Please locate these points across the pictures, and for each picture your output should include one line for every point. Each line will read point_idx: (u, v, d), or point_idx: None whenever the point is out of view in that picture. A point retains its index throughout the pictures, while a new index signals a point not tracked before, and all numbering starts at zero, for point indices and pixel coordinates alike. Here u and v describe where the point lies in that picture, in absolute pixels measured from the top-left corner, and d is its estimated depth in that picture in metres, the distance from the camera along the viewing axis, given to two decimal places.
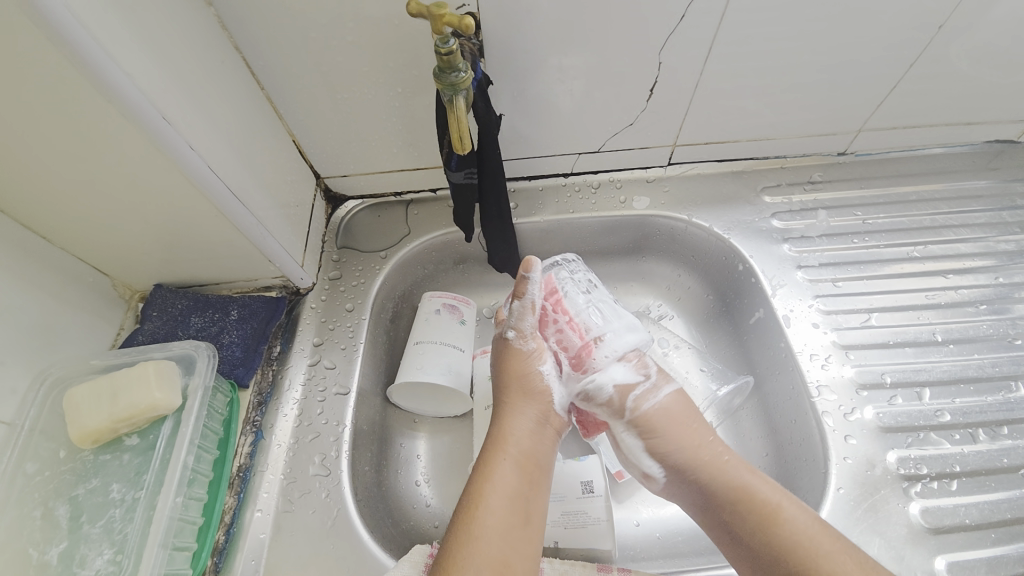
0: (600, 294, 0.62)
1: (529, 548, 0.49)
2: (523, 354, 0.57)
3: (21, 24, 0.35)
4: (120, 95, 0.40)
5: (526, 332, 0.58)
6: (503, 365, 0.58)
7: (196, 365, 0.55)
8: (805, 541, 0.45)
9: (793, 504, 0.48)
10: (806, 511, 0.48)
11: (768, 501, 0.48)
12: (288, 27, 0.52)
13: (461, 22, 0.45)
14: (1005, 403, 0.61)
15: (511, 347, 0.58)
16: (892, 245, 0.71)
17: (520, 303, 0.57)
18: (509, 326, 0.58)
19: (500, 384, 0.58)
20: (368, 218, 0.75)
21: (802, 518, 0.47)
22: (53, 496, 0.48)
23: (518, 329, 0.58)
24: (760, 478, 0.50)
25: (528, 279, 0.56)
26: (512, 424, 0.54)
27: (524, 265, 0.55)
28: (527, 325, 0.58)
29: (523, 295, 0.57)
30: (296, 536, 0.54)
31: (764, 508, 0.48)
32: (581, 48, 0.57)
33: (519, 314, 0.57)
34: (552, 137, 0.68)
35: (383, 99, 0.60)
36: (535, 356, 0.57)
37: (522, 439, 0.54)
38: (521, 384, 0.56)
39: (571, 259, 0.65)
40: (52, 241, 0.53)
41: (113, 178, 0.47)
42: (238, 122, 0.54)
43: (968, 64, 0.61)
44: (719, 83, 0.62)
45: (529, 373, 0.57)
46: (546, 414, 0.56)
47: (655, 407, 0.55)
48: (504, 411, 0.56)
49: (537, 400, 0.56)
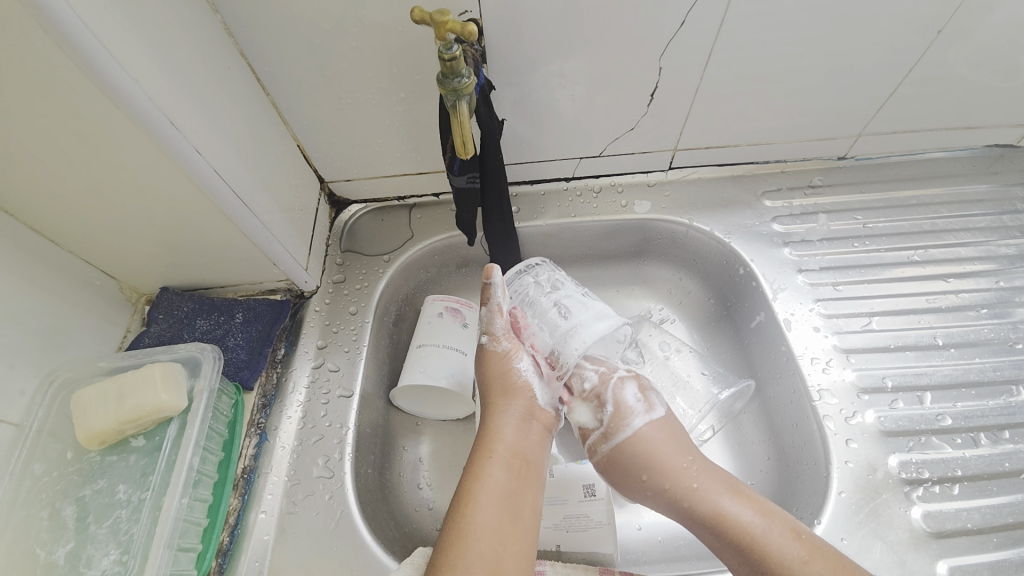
0: (568, 288, 0.60)
1: (522, 545, 0.49)
2: (499, 355, 0.57)
3: (34, 34, 0.36)
4: (129, 101, 0.41)
5: (498, 335, 0.57)
6: (482, 368, 0.59)
7: (202, 367, 0.56)
8: (784, 574, 0.47)
9: (771, 534, 0.49)
10: (789, 536, 0.48)
11: (746, 530, 0.49)
12: (293, 34, 0.53)
13: (464, 29, 0.46)
14: (1006, 407, 0.61)
15: (487, 350, 0.58)
16: (892, 250, 0.71)
17: (487, 308, 0.58)
18: (482, 331, 0.59)
19: (482, 386, 0.59)
20: (372, 221, 0.76)
21: (786, 547, 0.48)
22: (60, 497, 0.48)
23: (491, 333, 0.58)
24: (732, 516, 0.50)
25: (489, 285, 0.57)
26: (498, 423, 0.55)
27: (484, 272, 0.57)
28: (498, 327, 0.57)
29: (489, 300, 0.58)
30: (299, 538, 0.54)
31: (736, 544, 0.49)
32: (582, 54, 0.57)
33: (488, 319, 0.58)
34: (554, 142, 0.68)
35: (387, 104, 0.61)
36: (509, 356, 0.57)
37: (509, 438, 0.54)
38: (500, 385, 0.57)
39: (537, 263, 0.63)
40: (59, 245, 0.53)
41: (121, 182, 0.47)
42: (243, 127, 0.55)
43: (967, 68, 0.61)
44: (720, 88, 0.62)
45: (507, 373, 0.57)
46: (531, 410, 0.56)
47: (606, 455, 0.56)
48: (490, 411, 0.56)
49: (519, 398, 0.56)
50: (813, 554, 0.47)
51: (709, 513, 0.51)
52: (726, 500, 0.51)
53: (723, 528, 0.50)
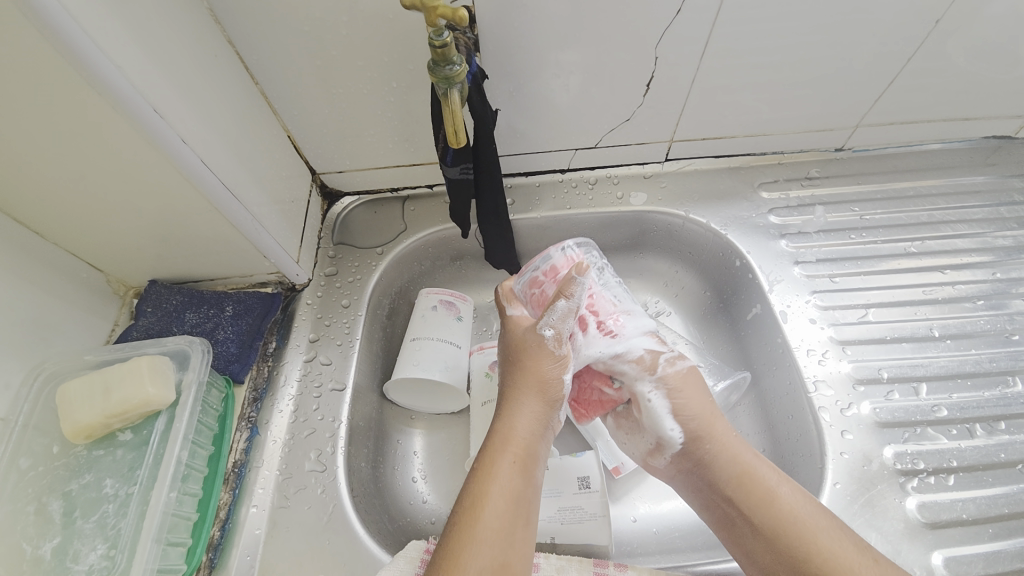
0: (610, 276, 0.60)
1: (528, 548, 0.48)
2: (551, 354, 0.54)
3: (21, 27, 0.35)
4: (111, 88, 0.40)
5: (563, 335, 0.53)
6: (524, 358, 0.54)
7: (191, 360, 0.55)
8: (804, 526, 0.47)
9: (789, 490, 0.49)
10: (799, 495, 0.49)
11: (769, 483, 0.49)
12: (283, 21, 0.52)
13: (455, 14, 0.45)
14: (1002, 398, 0.61)
15: (541, 346, 0.54)
16: (889, 241, 0.71)
17: (567, 303, 0.53)
18: (547, 325, 0.53)
19: (515, 379, 0.55)
20: (365, 214, 0.75)
21: (802, 504, 0.48)
22: (46, 491, 0.48)
23: (558, 330, 0.53)
24: (758, 469, 0.50)
25: (575, 278, 0.53)
26: (525, 427, 0.53)
27: (575, 265, 0.54)
28: (566, 326, 0.53)
29: (571, 295, 0.53)
30: (292, 531, 0.54)
31: (754, 494, 0.49)
32: (577, 44, 0.56)
33: (561, 315, 0.53)
34: (549, 132, 0.68)
35: (379, 94, 0.60)
36: (565, 361, 0.54)
37: (532, 441, 0.52)
38: (541, 382, 0.54)
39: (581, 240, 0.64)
40: (44, 236, 0.52)
41: (107, 172, 0.46)
42: (231, 117, 0.54)
43: (965, 59, 0.60)
44: (715, 78, 0.61)
45: (551, 380, 0.54)
46: (553, 421, 0.55)
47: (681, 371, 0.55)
48: (512, 410, 0.53)
49: (549, 407, 0.54)
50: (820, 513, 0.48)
51: (739, 462, 0.51)
52: (751, 455, 0.51)
53: (750, 478, 0.50)
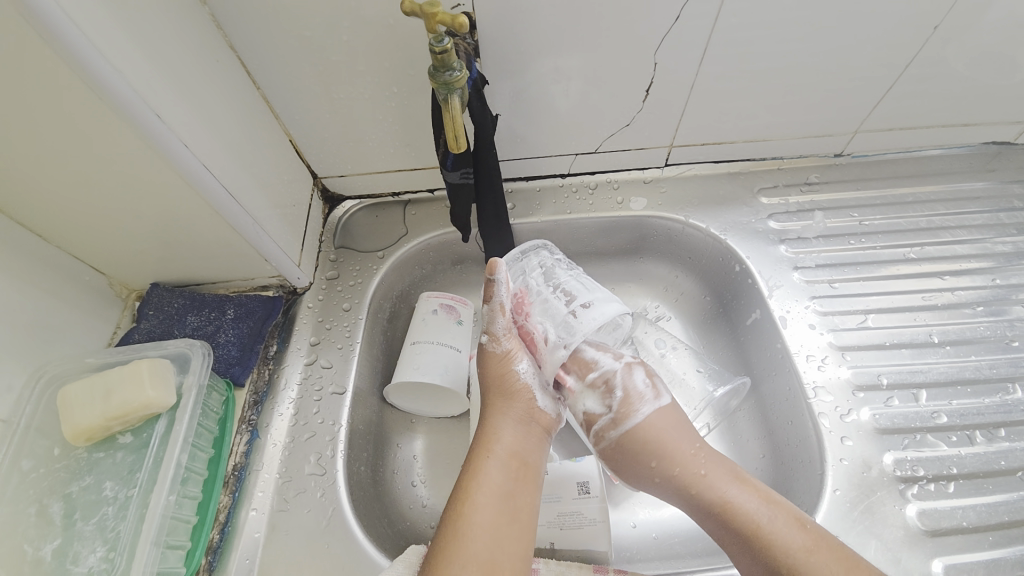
0: (563, 274, 0.61)
1: (519, 546, 0.48)
2: (499, 357, 0.57)
3: (32, 42, 0.36)
4: (112, 94, 0.40)
5: (499, 335, 0.57)
6: (483, 368, 0.58)
7: (191, 363, 0.55)
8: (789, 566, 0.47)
9: (776, 523, 0.48)
10: (794, 526, 0.48)
11: (748, 518, 0.49)
12: (283, 27, 0.52)
13: (454, 21, 0.45)
14: (1002, 405, 0.61)
15: (487, 351, 0.58)
16: (889, 247, 0.71)
17: (490, 307, 0.56)
18: (483, 331, 0.58)
19: (484, 386, 0.58)
20: (366, 218, 0.75)
21: (791, 538, 0.47)
22: (47, 493, 0.48)
23: (492, 332, 0.57)
24: (734, 505, 0.50)
25: (494, 281, 0.55)
26: (496, 425, 0.54)
27: (489, 267, 0.55)
28: (499, 327, 0.56)
29: (492, 297, 0.56)
30: (292, 534, 0.54)
31: (740, 532, 0.49)
32: (576, 50, 0.57)
33: (489, 318, 0.57)
34: (549, 137, 0.68)
35: (380, 99, 0.60)
36: (509, 356, 0.57)
37: (507, 438, 0.53)
38: (499, 386, 0.56)
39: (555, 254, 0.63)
40: (48, 240, 0.53)
41: (108, 177, 0.47)
42: (233, 120, 0.54)
43: (964, 65, 0.61)
44: (715, 83, 0.62)
45: (507, 376, 0.56)
46: (529, 413, 0.56)
47: (614, 441, 0.55)
48: (488, 411, 0.56)
49: (517, 401, 0.56)
50: (816, 545, 0.47)
51: (713, 499, 0.51)
52: (733, 489, 0.51)
53: (726, 516, 0.50)
